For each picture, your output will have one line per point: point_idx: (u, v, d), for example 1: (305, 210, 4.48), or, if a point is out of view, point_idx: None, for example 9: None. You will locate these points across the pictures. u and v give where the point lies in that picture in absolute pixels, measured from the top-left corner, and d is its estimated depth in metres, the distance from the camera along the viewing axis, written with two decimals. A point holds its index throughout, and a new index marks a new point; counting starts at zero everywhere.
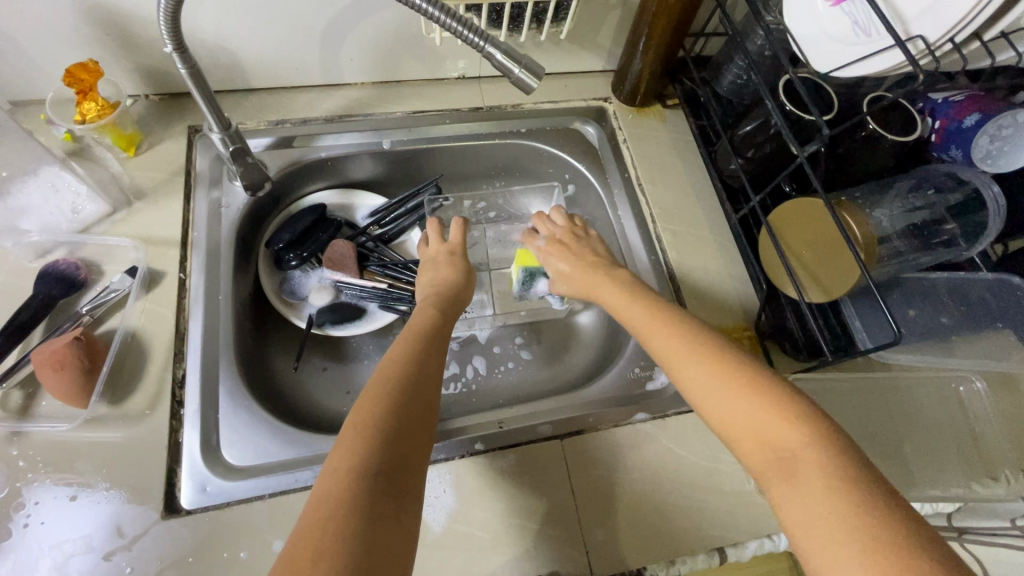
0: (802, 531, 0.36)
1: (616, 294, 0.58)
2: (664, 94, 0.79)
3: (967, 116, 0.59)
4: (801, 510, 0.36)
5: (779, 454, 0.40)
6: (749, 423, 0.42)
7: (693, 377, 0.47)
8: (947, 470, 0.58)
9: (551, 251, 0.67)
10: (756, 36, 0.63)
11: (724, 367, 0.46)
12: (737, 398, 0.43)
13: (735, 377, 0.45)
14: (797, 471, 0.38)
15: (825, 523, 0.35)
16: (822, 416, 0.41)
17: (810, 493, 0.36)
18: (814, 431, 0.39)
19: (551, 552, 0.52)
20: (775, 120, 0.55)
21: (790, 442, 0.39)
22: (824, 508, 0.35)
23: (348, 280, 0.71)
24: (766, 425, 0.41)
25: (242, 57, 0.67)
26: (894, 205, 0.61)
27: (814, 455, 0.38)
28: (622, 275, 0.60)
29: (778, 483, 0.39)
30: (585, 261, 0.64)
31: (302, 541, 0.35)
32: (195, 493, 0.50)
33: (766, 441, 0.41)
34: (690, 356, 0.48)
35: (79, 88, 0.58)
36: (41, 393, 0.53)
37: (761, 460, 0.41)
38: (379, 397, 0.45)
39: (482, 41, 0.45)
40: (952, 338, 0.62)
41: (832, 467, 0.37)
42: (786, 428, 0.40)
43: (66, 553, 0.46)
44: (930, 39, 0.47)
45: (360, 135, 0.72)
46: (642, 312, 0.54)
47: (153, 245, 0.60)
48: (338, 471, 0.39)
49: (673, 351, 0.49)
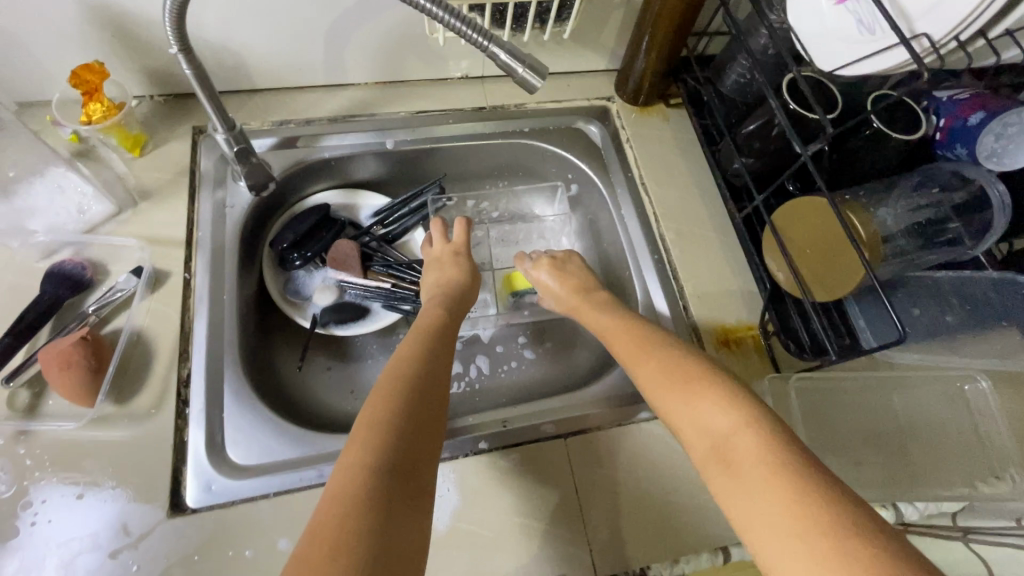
0: (743, 518, 0.38)
1: (592, 312, 0.62)
2: (667, 94, 0.79)
3: (972, 114, 0.58)
4: (741, 496, 0.39)
5: (718, 444, 0.43)
6: (697, 419, 0.46)
7: (652, 382, 0.51)
8: (952, 469, 0.57)
9: (542, 268, 0.69)
10: (761, 35, 0.63)
11: (677, 371, 0.50)
12: (685, 397, 0.47)
13: (686, 379, 0.49)
14: (735, 460, 0.41)
15: (760, 507, 0.37)
16: (759, 406, 0.44)
17: (748, 479, 0.39)
18: (747, 417, 0.43)
19: (555, 550, 0.53)
20: (779, 119, 0.55)
21: (724, 430, 0.43)
22: (761, 493, 0.38)
23: (351, 280, 0.71)
24: (709, 418, 0.45)
25: (247, 58, 0.67)
26: (899, 203, 0.61)
27: (746, 439, 0.41)
28: (601, 294, 0.65)
29: (720, 474, 0.41)
30: (566, 276, 0.67)
31: (319, 536, 0.35)
32: (200, 492, 0.50)
33: (707, 432, 0.44)
34: (650, 363, 0.52)
35: (85, 89, 0.59)
36: (48, 392, 0.53)
37: (706, 453, 0.43)
38: (389, 395, 0.46)
39: (486, 41, 0.45)
40: (957, 337, 0.62)
41: (765, 452, 0.40)
42: (723, 417, 0.44)
43: (72, 551, 0.47)
44: (935, 37, 0.47)
45: (364, 135, 0.72)
46: (618, 328, 0.58)
47: (158, 245, 0.61)
48: (354, 467, 0.39)
49: (641, 360, 0.53)
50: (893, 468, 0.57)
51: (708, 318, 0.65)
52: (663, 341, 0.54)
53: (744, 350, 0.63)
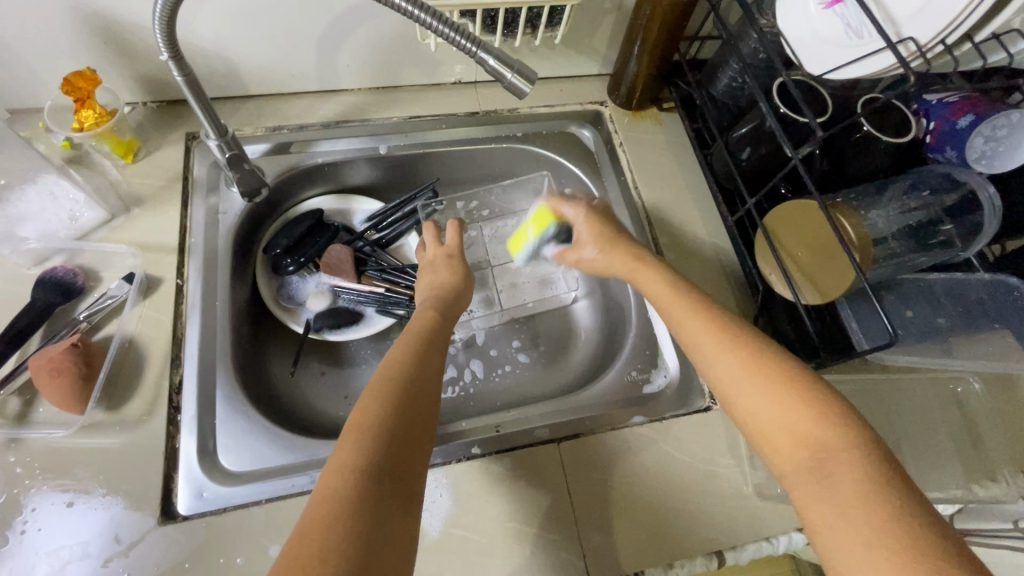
0: (827, 536, 0.36)
1: (653, 278, 0.56)
2: (660, 98, 0.80)
3: (961, 117, 0.58)
4: (832, 515, 0.36)
5: (809, 456, 0.40)
6: (785, 425, 0.42)
7: (733, 374, 0.46)
8: (949, 471, 0.57)
9: (592, 217, 0.64)
10: (751, 39, 0.63)
11: (762, 366, 0.45)
12: (780, 396, 0.43)
13: (772, 375, 0.44)
14: (828, 475, 0.38)
15: (853, 530, 0.35)
16: (861, 425, 0.40)
17: (842, 496, 0.36)
18: (846, 435, 0.39)
19: (549, 555, 0.52)
20: (769, 122, 0.56)
21: (816, 444, 0.40)
22: (857, 517, 0.35)
23: (345, 285, 0.71)
24: (800, 428, 0.41)
25: (240, 65, 0.68)
26: (891, 206, 0.62)
27: (844, 458, 0.38)
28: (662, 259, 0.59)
29: (809, 486, 0.39)
30: (614, 242, 0.61)
31: (309, 534, 0.35)
32: (192, 499, 0.50)
33: (796, 443, 0.41)
34: (726, 352, 0.47)
35: (78, 96, 0.59)
36: (39, 399, 0.53)
37: (790, 463, 0.41)
38: (382, 395, 0.46)
39: (474, 47, 0.45)
40: (952, 340, 0.62)
41: (864, 473, 0.37)
42: (824, 431, 0.40)
43: (63, 559, 0.46)
44: (922, 40, 0.47)
45: (358, 140, 0.72)
46: (676, 303, 0.53)
47: (151, 251, 0.61)
48: (342, 468, 0.39)
49: (710, 345, 0.48)
50: None
51: None
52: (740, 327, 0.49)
53: None
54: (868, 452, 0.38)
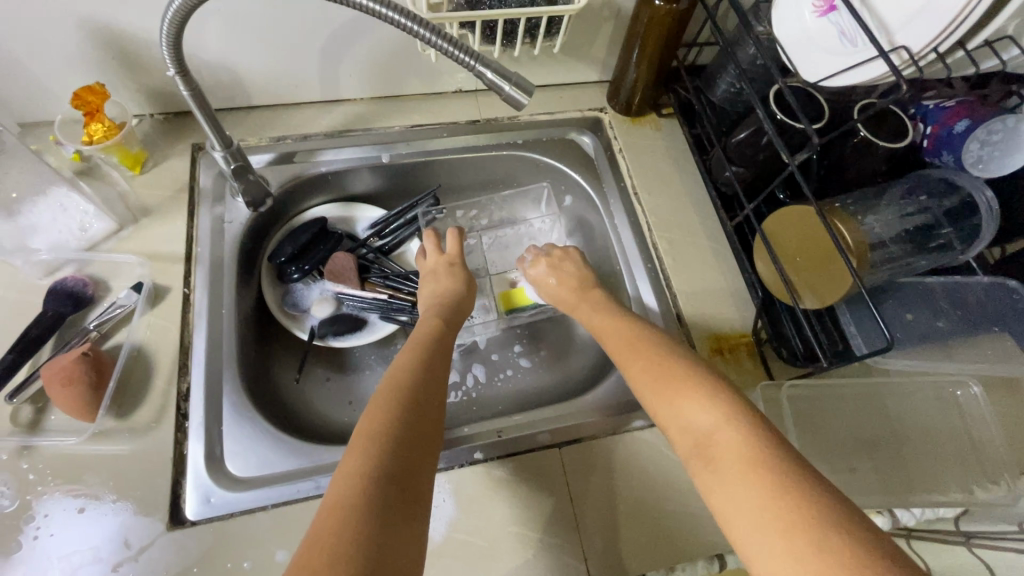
0: (723, 513, 0.38)
1: (584, 305, 0.64)
2: (659, 103, 0.81)
3: (957, 122, 0.59)
4: (722, 491, 0.39)
5: (700, 440, 0.43)
6: (679, 417, 0.46)
7: (640, 376, 0.51)
8: (946, 475, 0.57)
9: (543, 253, 0.71)
10: (748, 46, 0.64)
11: (665, 368, 0.50)
12: (674, 387, 0.48)
13: (669, 374, 0.49)
14: (714, 455, 0.41)
15: (737, 503, 0.38)
16: (747, 407, 0.44)
17: (728, 471, 0.39)
18: (728, 414, 0.43)
19: (550, 559, 0.53)
20: (766, 128, 0.56)
21: (705, 426, 0.43)
22: (741, 489, 0.38)
23: (349, 292, 0.72)
24: (691, 416, 0.45)
25: (245, 77, 0.69)
26: (888, 210, 0.61)
27: (725, 435, 0.41)
28: (595, 292, 0.65)
29: (701, 471, 0.42)
30: (569, 275, 0.68)
31: (318, 541, 0.36)
32: (200, 504, 0.51)
33: (689, 429, 0.44)
34: (637, 356, 0.53)
35: (87, 110, 0.60)
36: (50, 407, 0.54)
37: (689, 448, 0.44)
38: (388, 401, 0.47)
39: (472, 60, 0.46)
40: (951, 342, 0.63)
41: (746, 450, 0.40)
42: (707, 415, 0.44)
43: (74, 564, 0.47)
44: (914, 48, 0.47)
45: (360, 149, 0.73)
46: (610, 326, 0.59)
47: (158, 261, 0.62)
48: (353, 475, 0.40)
49: (624, 352, 0.54)
50: (887, 474, 0.57)
51: (701, 326, 0.65)
52: (655, 339, 0.55)
53: (738, 357, 0.64)
54: (749, 426, 0.41)
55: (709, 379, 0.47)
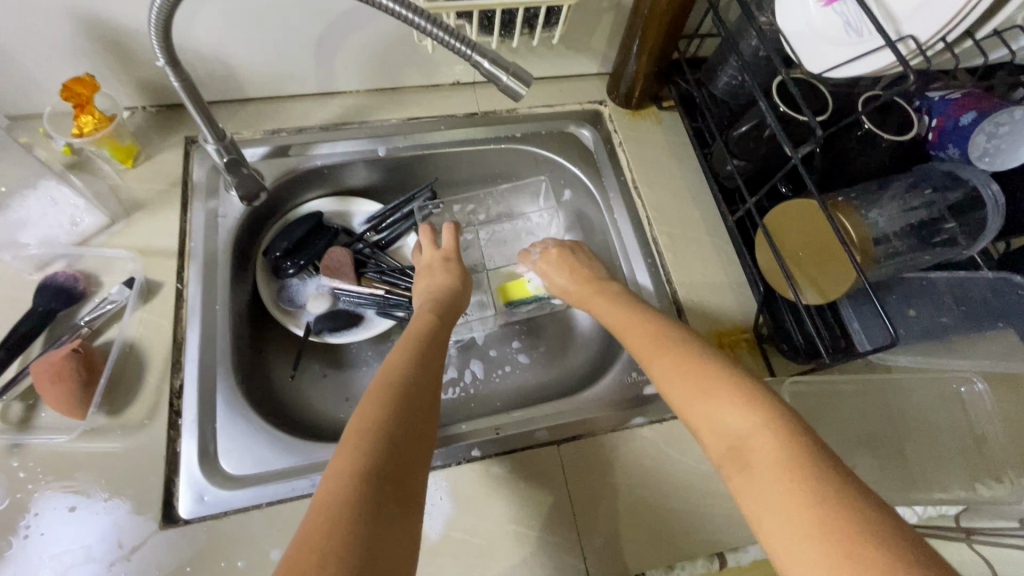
0: (758, 519, 0.37)
1: (604, 304, 0.62)
2: (660, 96, 0.79)
3: (964, 114, 0.58)
4: (756, 497, 0.38)
5: (733, 445, 0.42)
6: (710, 418, 0.45)
7: (669, 376, 0.50)
8: (950, 472, 0.57)
9: (556, 250, 0.70)
10: (751, 37, 0.63)
11: (694, 368, 0.49)
12: (707, 389, 0.46)
13: (699, 375, 0.48)
14: (748, 459, 0.40)
15: (772, 510, 0.36)
16: (783, 408, 0.42)
17: (765, 476, 0.38)
18: (764, 417, 0.41)
19: (549, 557, 0.52)
20: (769, 121, 0.55)
21: (739, 428, 0.42)
22: (776, 494, 0.36)
23: (344, 287, 0.71)
24: (725, 418, 0.43)
25: (238, 69, 0.68)
26: (892, 205, 0.60)
27: (760, 439, 0.40)
28: (613, 289, 0.64)
29: (734, 475, 0.40)
30: (580, 272, 0.67)
31: (307, 538, 0.35)
32: (193, 503, 0.51)
33: (722, 433, 0.43)
34: (664, 355, 0.52)
35: (76, 102, 0.59)
36: (41, 405, 0.53)
37: (722, 451, 0.42)
38: (384, 397, 0.46)
39: (470, 50, 0.45)
40: (952, 338, 0.61)
41: (783, 454, 0.38)
42: (742, 417, 0.42)
43: (66, 563, 0.47)
44: (922, 38, 0.46)
45: (356, 142, 0.72)
46: (632, 325, 0.57)
47: (150, 256, 0.61)
48: (342, 473, 0.39)
49: (650, 351, 0.53)
50: (889, 472, 0.56)
51: (702, 321, 0.65)
52: (682, 338, 0.53)
53: (739, 353, 0.63)
54: (785, 429, 0.40)
55: (745, 380, 0.46)
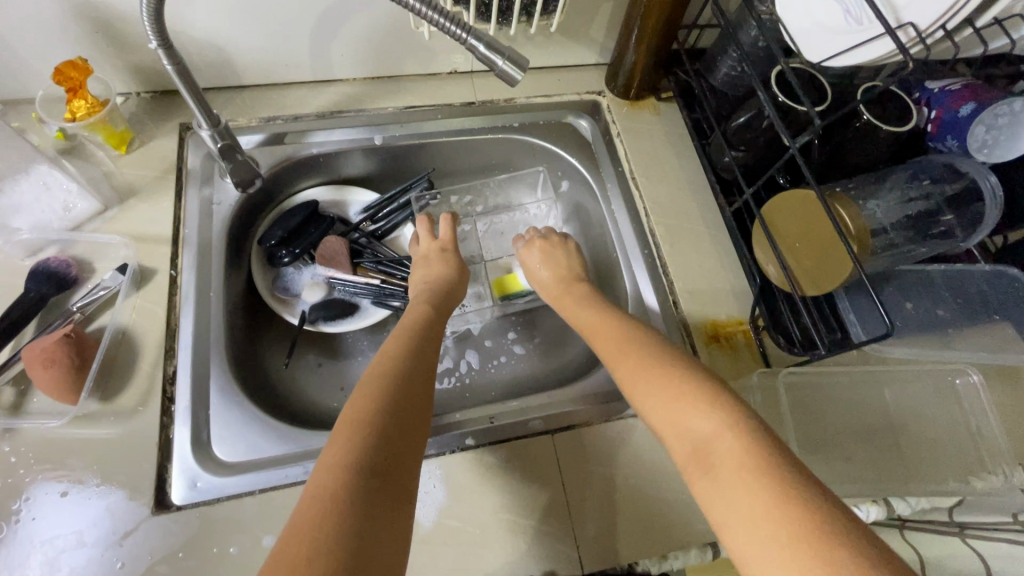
0: (722, 523, 0.37)
1: (574, 303, 0.62)
2: (658, 87, 0.79)
3: (962, 105, 0.58)
4: (723, 503, 0.38)
5: (697, 447, 0.42)
6: (675, 421, 0.44)
7: (634, 378, 0.50)
8: (943, 465, 0.57)
9: (542, 243, 0.70)
10: (750, 27, 0.62)
11: (658, 371, 0.48)
12: (668, 392, 0.46)
13: (662, 377, 0.48)
14: (714, 463, 0.40)
15: (738, 514, 0.36)
16: (744, 410, 0.42)
17: (730, 481, 0.38)
18: (727, 420, 0.41)
19: (542, 547, 0.52)
20: (767, 111, 0.55)
21: (703, 431, 0.42)
22: (742, 499, 0.37)
23: (340, 277, 0.71)
24: (691, 420, 0.43)
25: (234, 55, 0.67)
26: (890, 196, 0.60)
27: (725, 442, 0.40)
28: (583, 289, 0.64)
29: (699, 478, 0.40)
30: (558, 267, 0.67)
31: (298, 534, 0.35)
32: (186, 490, 0.50)
33: (688, 435, 0.43)
34: (629, 357, 0.51)
35: (69, 86, 0.58)
36: (33, 390, 0.53)
37: (687, 454, 0.42)
38: (373, 392, 0.46)
39: (465, 33, 0.44)
40: (950, 331, 0.62)
41: (746, 457, 0.38)
42: (706, 420, 0.42)
43: (57, 548, 0.47)
44: (922, 26, 0.46)
45: (352, 131, 0.72)
46: (601, 326, 0.57)
47: (144, 242, 0.60)
48: (332, 466, 0.39)
49: (619, 352, 0.53)
50: (883, 464, 0.57)
51: (699, 313, 0.65)
52: (646, 338, 0.53)
53: (734, 345, 0.63)
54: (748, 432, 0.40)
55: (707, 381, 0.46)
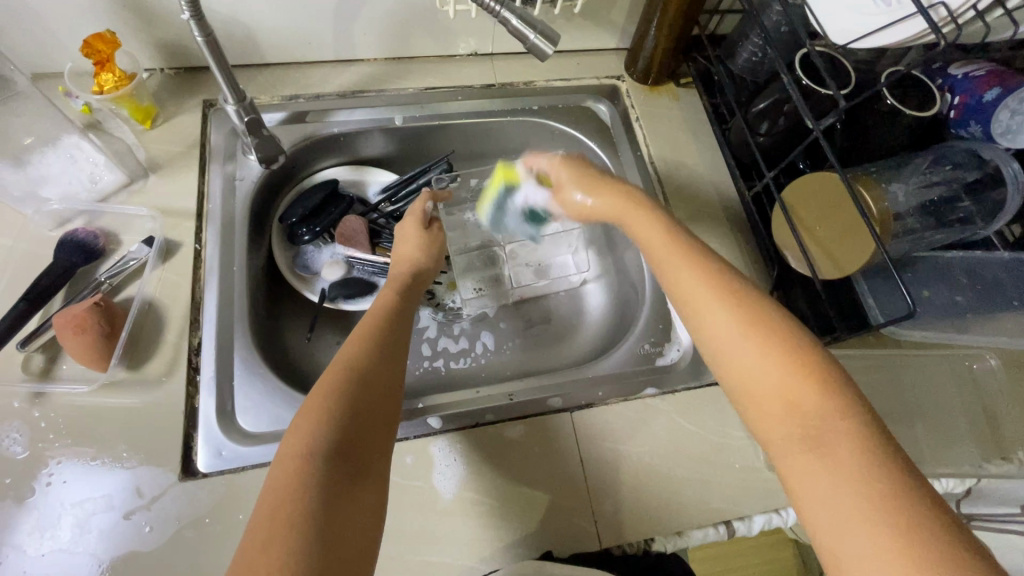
0: (810, 504, 0.36)
1: (646, 223, 0.52)
2: (677, 73, 0.79)
3: (987, 90, 0.57)
4: (817, 488, 0.36)
5: (800, 420, 0.39)
6: (772, 388, 0.40)
7: (724, 331, 0.43)
8: (959, 449, 0.58)
9: (564, 160, 0.59)
10: (774, 11, 0.62)
11: (756, 328, 0.42)
12: (772, 354, 0.41)
13: (768, 336, 0.42)
14: (818, 443, 0.37)
15: (846, 509, 0.34)
16: (853, 391, 0.39)
17: (833, 468, 0.35)
18: (838, 404, 0.38)
19: (559, 521, 0.53)
20: (791, 93, 0.55)
21: (808, 408, 0.38)
22: (844, 489, 0.35)
23: (359, 256, 0.71)
24: (793, 393, 0.39)
25: (258, 32, 0.68)
26: (911, 179, 0.60)
27: (839, 426, 0.37)
28: (656, 213, 0.53)
29: (793, 454, 0.38)
30: (614, 189, 0.55)
31: (257, 525, 0.36)
32: (211, 458, 0.51)
33: (787, 408, 0.39)
34: (722, 302, 0.44)
35: (97, 59, 0.59)
36: (62, 358, 0.54)
37: (778, 426, 0.39)
38: (333, 377, 0.45)
39: (498, 6, 0.45)
40: (968, 317, 0.62)
41: (856, 445, 0.36)
42: (812, 397, 0.39)
43: (87, 511, 0.48)
44: (952, 6, 0.46)
45: (373, 111, 0.72)
46: (683, 256, 0.48)
47: (170, 216, 0.61)
48: (288, 456, 0.39)
49: (704, 293, 0.45)
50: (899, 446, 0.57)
51: None
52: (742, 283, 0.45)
53: None
54: (869, 425, 0.37)
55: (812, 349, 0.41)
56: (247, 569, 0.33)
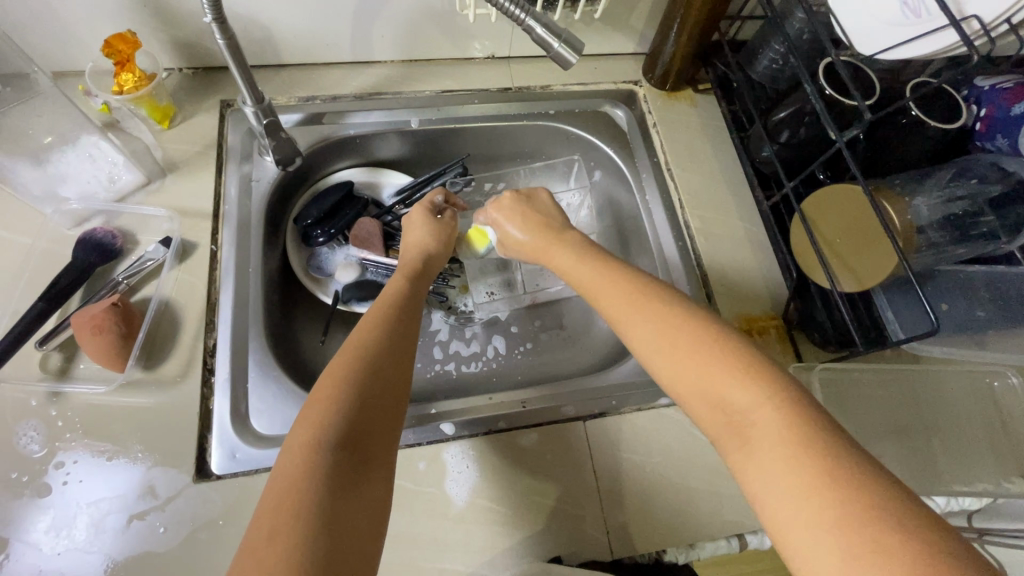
0: (764, 504, 0.33)
1: (563, 253, 0.56)
2: (695, 78, 0.78)
3: (1016, 103, 0.58)
4: (766, 485, 0.33)
5: (730, 418, 0.37)
6: (704, 390, 0.39)
7: (647, 341, 0.44)
8: (978, 466, 0.57)
9: (501, 203, 0.65)
10: (797, 19, 0.62)
11: (680, 330, 0.43)
12: (703, 353, 0.41)
13: (703, 336, 0.42)
14: (750, 437, 0.35)
15: (787, 501, 0.32)
16: (787, 379, 0.38)
17: (768, 461, 0.34)
18: (769, 394, 0.36)
19: (570, 530, 0.53)
20: (814, 104, 0.54)
21: (738, 403, 0.37)
22: (788, 479, 0.32)
23: (374, 259, 0.71)
24: (724, 389, 0.38)
25: (276, 33, 0.67)
26: (933, 193, 0.58)
27: (770, 416, 0.35)
28: (571, 237, 0.58)
29: (734, 453, 0.36)
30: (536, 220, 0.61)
31: (264, 518, 0.35)
32: (225, 460, 0.51)
33: (722, 407, 0.38)
34: (642, 314, 0.45)
35: (117, 59, 0.59)
36: (79, 357, 0.54)
37: (718, 426, 0.38)
38: (340, 366, 0.44)
39: (524, 14, 0.45)
40: (988, 334, 0.61)
41: (789, 433, 0.34)
42: (741, 391, 0.38)
43: (102, 510, 0.48)
44: (986, 19, 0.45)
45: (389, 113, 0.72)
46: (600, 278, 0.51)
47: (187, 216, 0.61)
48: (294, 449, 0.39)
49: (619, 309, 0.47)
50: (917, 462, 0.56)
51: (732, 307, 0.64)
52: (654, 291, 0.47)
53: (767, 339, 0.63)
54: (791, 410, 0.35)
55: (743, 345, 0.41)
56: (253, 564, 0.33)
